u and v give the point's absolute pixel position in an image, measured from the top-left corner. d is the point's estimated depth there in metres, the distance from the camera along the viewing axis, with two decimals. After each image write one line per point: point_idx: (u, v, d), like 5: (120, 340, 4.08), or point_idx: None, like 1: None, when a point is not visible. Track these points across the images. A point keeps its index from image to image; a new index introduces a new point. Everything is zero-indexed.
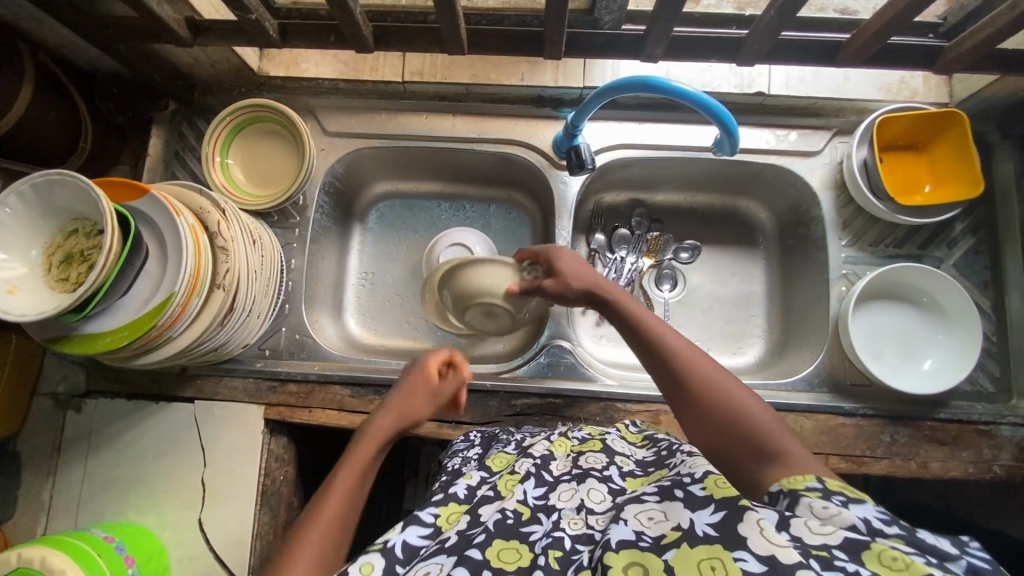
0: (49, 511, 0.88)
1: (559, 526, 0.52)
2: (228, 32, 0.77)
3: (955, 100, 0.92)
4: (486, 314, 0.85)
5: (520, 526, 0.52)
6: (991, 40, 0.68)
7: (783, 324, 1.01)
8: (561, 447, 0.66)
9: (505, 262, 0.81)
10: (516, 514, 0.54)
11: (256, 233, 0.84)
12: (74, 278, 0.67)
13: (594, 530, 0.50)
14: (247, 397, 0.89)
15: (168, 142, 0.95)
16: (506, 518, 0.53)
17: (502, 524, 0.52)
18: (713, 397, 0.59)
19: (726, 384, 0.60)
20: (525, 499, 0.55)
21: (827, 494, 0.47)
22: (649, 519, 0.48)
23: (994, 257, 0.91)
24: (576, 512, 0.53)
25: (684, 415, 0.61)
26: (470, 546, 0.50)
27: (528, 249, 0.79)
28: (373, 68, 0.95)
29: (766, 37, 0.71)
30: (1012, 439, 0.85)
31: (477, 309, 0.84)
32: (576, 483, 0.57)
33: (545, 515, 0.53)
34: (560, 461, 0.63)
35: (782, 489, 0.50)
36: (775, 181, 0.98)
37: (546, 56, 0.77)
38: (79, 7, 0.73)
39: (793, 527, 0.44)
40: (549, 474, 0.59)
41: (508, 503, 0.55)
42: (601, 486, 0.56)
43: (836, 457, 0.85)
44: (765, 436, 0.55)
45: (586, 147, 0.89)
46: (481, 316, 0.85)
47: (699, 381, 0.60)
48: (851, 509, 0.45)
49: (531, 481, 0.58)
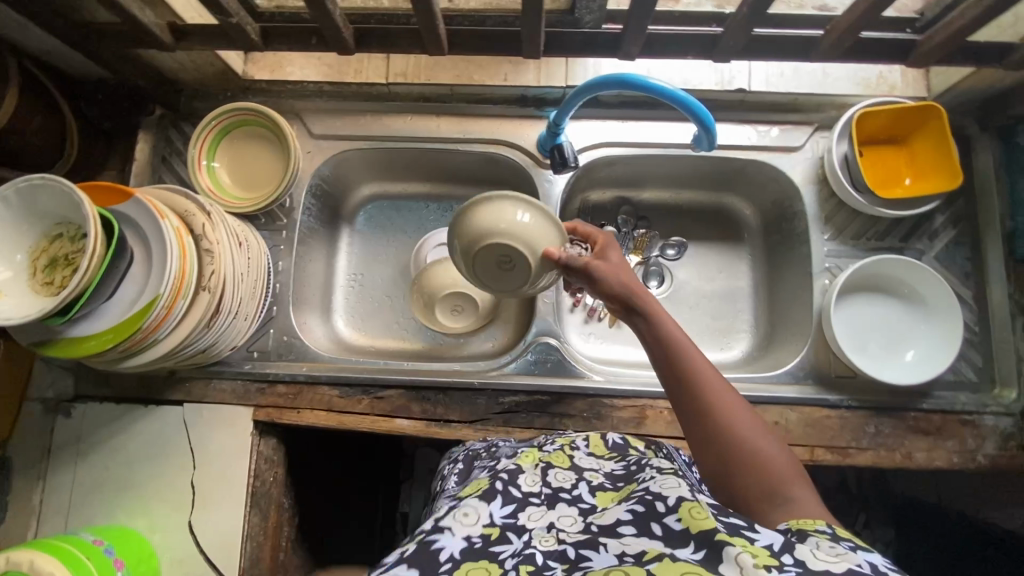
0: (39, 516, 0.88)
1: (531, 545, 0.51)
2: (211, 37, 0.77)
3: (934, 94, 0.94)
4: (497, 268, 0.77)
5: (489, 547, 0.51)
6: (960, 33, 0.69)
7: (770, 319, 1.02)
8: (527, 459, 0.66)
9: (551, 222, 0.74)
10: (483, 536, 0.52)
11: (242, 236, 0.84)
12: (59, 282, 0.67)
13: (565, 547, 0.50)
14: (236, 399, 0.90)
15: (155, 146, 0.96)
16: (474, 543, 0.51)
17: (469, 549, 0.50)
18: (735, 430, 0.57)
19: (750, 420, 0.57)
20: (493, 520, 0.54)
21: (836, 538, 0.47)
22: (627, 543, 0.48)
23: (975, 248, 0.92)
24: (546, 530, 0.53)
25: (698, 441, 0.58)
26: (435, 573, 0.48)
27: (584, 226, 0.76)
28: (357, 70, 0.97)
29: (740, 34, 0.72)
30: (996, 428, 0.86)
31: (493, 254, 0.75)
32: (546, 506, 0.57)
33: (515, 535, 0.53)
34: (528, 474, 0.62)
35: (791, 528, 0.50)
36: (758, 176, 0.99)
37: (526, 55, 0.78)
38: (63, 14, 0.74)
39: (798, 551, 0.43)
40: (519, 489, 0.58)
41: (475, 525, 0.53)
42: (571, 511, 0.56)
43: (821, 449, 0.86)
44: (785, 484, 0.54)
45: (569, 146, 0.90)
46: (489, 270, 0.77)
47: (723, 412, 0.58)
48: (858, 553, 0.44)
49: (499, 500, 0.56)
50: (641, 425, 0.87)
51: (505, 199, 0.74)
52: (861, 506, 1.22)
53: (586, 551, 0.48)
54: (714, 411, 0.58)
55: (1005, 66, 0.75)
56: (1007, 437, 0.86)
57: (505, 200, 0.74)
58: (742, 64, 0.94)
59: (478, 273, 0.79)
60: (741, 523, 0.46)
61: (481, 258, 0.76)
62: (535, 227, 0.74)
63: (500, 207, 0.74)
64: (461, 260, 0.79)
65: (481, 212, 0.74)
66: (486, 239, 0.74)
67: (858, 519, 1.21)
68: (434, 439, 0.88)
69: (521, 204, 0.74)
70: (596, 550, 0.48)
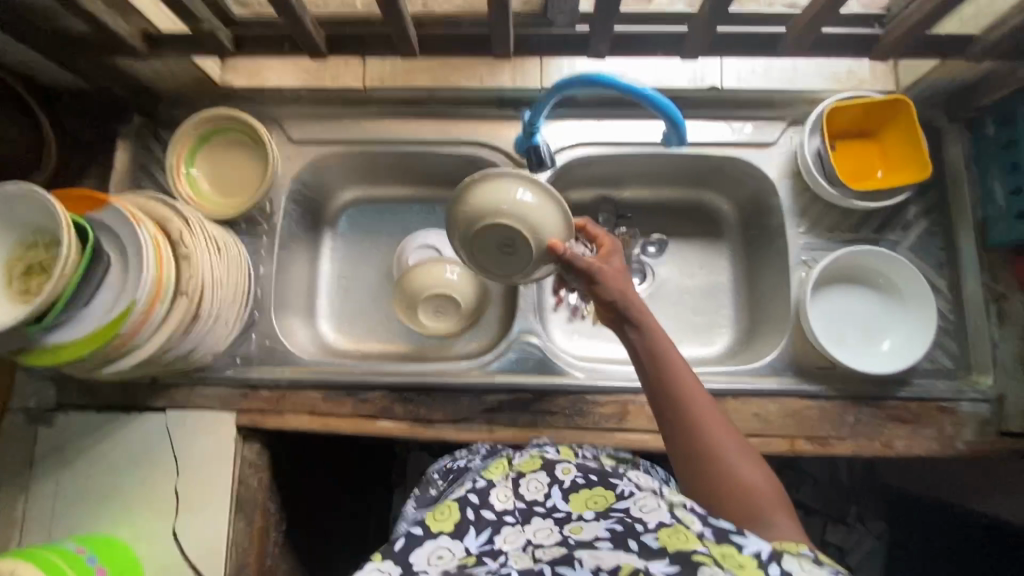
0: (22, 528, 0.88)
1: (507, 563, 0.54)
2: (187, 45, 0.78)
3: (902, 87, 0.95)
4: (498, 251, 0.76)
5: (465, 569, 0.54)
6: (918, 25, 0.71)
7: (751, 314, 1.03)
8: (496, 471, 0.71)
9: (557, 208, 0.74)
10: (461, 562, 0.56)
11: (222, 242, 0.84)
12: (34, 290, 0.68)
13: (543, 564, 0.50)
14: (219, 404, 0.90)
15: (134, 155, 0.95)
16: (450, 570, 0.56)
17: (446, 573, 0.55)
18: (719, 448, 0.62)
19: (733, 440, 0.63)
20: (469, 550, 0.59)
21: (819, 562, 0.52)
22: (602, 557, 0.49)
23: (948, 238, 0.93)
24: (523, 549, 0.57)
25: (689, 464, 0.62)
26: None
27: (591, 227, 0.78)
28: (334, 76, 0.96)
29: (706, 30, 0.73)
30: (973, 414, 0.87)
31: (495, 234, 0.75)
32: (522, 523, 0.61)
33: (490, 557, 0.57)
34: (500, 490, 0.67)
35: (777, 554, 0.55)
36: (733, 173, 1.00)
37: (498, 56, 0.80)
38: (36, 24, 0.75)
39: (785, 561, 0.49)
40: (491, 511, 0.63)
41: (452, 558, 0.58)
42: (548, 521, 0.60)
43: (802, 440, 0.87)
44: (762, 503, 0.59)
45: (545, 146, 0.90)
46: (490, 253, 0.77)
47: (709, 431, 0.62)
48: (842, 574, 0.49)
49: (472, 531, 0.61)
50: (623, 421, 0.88)
51: (510, 178, 0.74)
52: (852, 499, 1.21)
53: (563, 567, 0.49)
54: (700, 428, 0.63)
55: (966, 57, 0.77)
56: (984, 423, 0.87)
57: (508, 179, 0.74)
58: (714, 61, 0.94)
59: (480, 257, 0.78)
60: (730, 527, 0.52)
61: (485, 240, 0.76)
62: (539, 208, 0.74)
63: (504, 185, 0.74)
64: (462, 243, 0.78)
65: (485, 189, 0.75)
66: (490, 217, 0.74)
67: (851, 512, 1.20)
68: (417, 439, 0.89)
69: (524, 184, 0.75)
70: (572, 565, 0.49)
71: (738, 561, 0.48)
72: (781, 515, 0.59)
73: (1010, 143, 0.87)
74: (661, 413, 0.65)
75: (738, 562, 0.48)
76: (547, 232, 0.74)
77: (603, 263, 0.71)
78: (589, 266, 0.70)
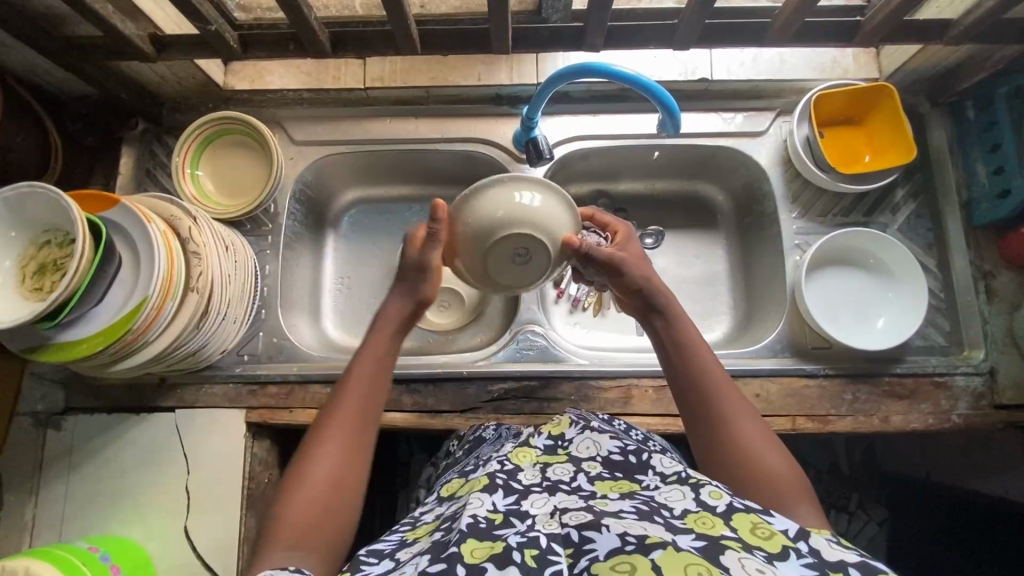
0: (34, 529, 0.87)
1: (535, 528, 0.48)
2: (191, 46, 0.81)
3: (885, 74, 0.98)
4: (511, 260, 0.74)
5: (493, 530, 0.49)
6: (896, 12, 0.74)
7: (747, 299, 1.05)
8: (524, 458, 0.63)
9: (559, 203, 0.73)
10: (488, 519, 0.50)
11: (230, 242, 0.86)
12: (48, 286, 0.69)
13: (569, 529, 0.46)
14: (228, 402, 0.91)
15: (139, 160, 0.97)
16: (478, 523, 0.49)
17: (475, 527, 0.49)
18: (741, 433, 0.61)
19: (757, 428, 0.62)
20: (496, 507, 0.52)
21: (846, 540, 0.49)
22: (629, 525, 0.45)
23: (936, 219, 0.96)
24: (550, 515, 0.50)
25: (710, 443, 0.62)
26: (447, 547, 0.47)
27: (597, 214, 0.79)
28: (336, 77, 0.98)
29: (695, 23, 0.76)
30: (966, 388, 0.89)
31: (507, 247, 0.73)
32: (548, 493, 0.55)
33: (519, 519, 0.50)
34: (528, 471, 0.59)
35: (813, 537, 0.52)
36: (726, 162, 1.03)
37: (496, 52, 0.82)
38: (46, 30, 0.76)
39: (812, 538, 0.46)
40: (519, 482, 0.57)
41: (479, 509, 0.52)
42: (573, 496, 0.54)
43: (802, 418, 0.88)
44: (788, 493, 0.57)
45: (543, 139, 0.93)
46: (504, 265, 0.75)
47: (731, 415, 0.63)
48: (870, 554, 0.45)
49: (500, 492, 0.55)
50: (627, 406, 0.89)
51: (505, 180, 0.72)
52: (853, 486, 1.19)
53: (589, 532, 0.45)
54: (722, 411, 0.63)
55: (945, 41, 0.81)
56: (978, 397, 0.89)
57: (505, 184, 0.72)
58: (703, 54, 0.98)
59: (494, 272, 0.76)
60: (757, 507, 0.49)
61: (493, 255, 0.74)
62: (544, 208, 0.72)
63: (502, 192, 0.72)
64: (470, 262, 0.75)
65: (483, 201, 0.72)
66: (496, 229, 0.71)
67: (852, 500, 1.17)
68: (425, 430, 0.90)
69: (522, 184, 0.72)
70: (600, 530, 0.45)
71: (765, 530, 0.46)
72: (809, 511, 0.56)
73: (989, 126, 0.92)
74: (683, 397, 0.66)
75: (765, 528, 0.46)
76: (556, 232, 0.73)
77: (620, 250, 0.73)
78: (610, 256, 0.71)
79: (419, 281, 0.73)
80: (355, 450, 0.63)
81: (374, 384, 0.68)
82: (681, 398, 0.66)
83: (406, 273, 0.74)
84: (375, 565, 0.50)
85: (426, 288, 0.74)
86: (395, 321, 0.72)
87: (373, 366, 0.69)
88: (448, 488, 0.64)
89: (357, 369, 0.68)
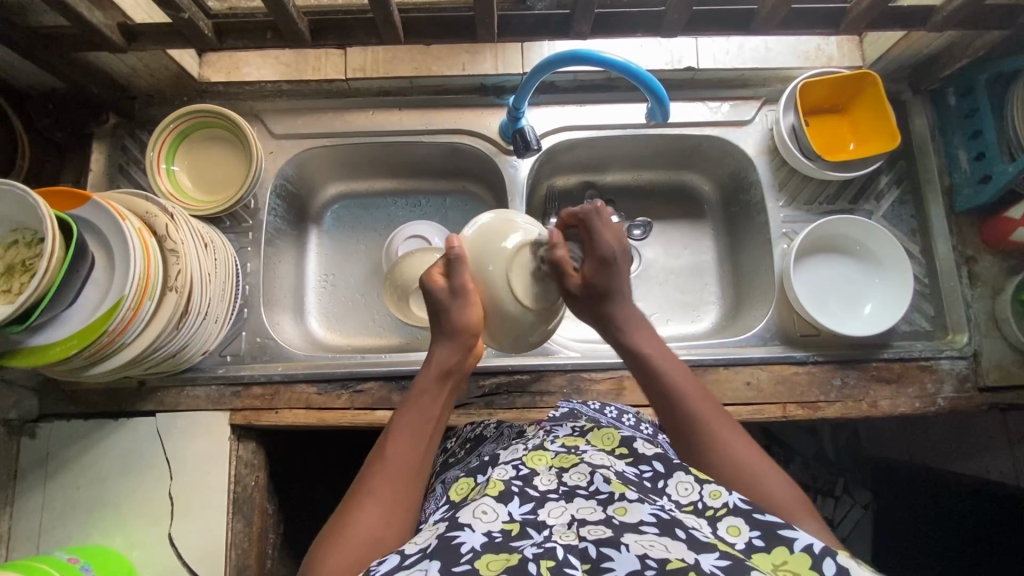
0: (9, 542, 0.84)
1: (552, 539, 0.48)
2: (165, 36, 0.78)
3: (868, 62, 0.99)
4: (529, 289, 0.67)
5: (509, 542, 0.49)
6: None
7: (736, 288, 1.05)
8: (539, 461, 0.60)
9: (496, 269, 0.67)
10: (504, 531, 0.50)
11: (209, 238, 0.83)
12: (17, 288, 0.66)
13: (587, 543, 0.46)
14: (211, 404, 0.88)
15: (111, 157, 0.94)
16: (494, 537, 0.50)
17: (490, 542, 0.49)
18: (716, 433, 0.63)
19: (726, 426, 0.64)
20: (511, 516, 0.52)
21: None
22: (650, 545, 0.45)
23: (919, 205, 0.97)
24: (568, 526, 0.50)
25: (688, 437, 0.64)
26: (457, 562, 0.46)
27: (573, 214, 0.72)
28: (316, 67, 0.96)
29: (682, 7, 0.75)
30: (952, 371, 0.91)
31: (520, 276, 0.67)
32: (565, 500, 0.53)
33: (535, 530, 0.50)
34: (544, 475, 0.57)
35: None
36: (713, 151, 1.02)
37: (480, 39, 0.81)
38: (8, 18, 0.73)
39: (838, 555, 0.46)
40: (535, 488, 0.55)
41: (494, 521, 0.51)
42: (590, 502, 0.52)
43: (793, 405, 0.89)
44: (777, 503, 0.58)
45: (530, 129, 0.91)
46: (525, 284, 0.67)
47: (711, 426, 0.63)
48: None
49: (517, 500, 0.54)
50: (620, 397, 0.88)
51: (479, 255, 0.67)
52: (838, 471, 1.18)
53: (608, 548, 0.46)
54: (697, 416, 0.64)
55: (929, 27, 0.81)
56: (963, 380, 0.90)
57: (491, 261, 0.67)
58: (688, 43, 0.97)
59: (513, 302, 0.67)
60: (777, 520, 0.50)
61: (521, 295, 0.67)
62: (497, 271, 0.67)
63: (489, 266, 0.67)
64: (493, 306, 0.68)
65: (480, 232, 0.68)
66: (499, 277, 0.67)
67: (837, 485, 1.16)
68: None
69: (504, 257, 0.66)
70: (618, 548, 0.45)
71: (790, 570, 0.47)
72: (804, 518, 0.57)
73: (971, 112, 0.92)
74: (656, 401, 0.68)
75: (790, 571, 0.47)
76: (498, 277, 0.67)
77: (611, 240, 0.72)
78: (601, 248, 0.70)
79: (457, 310, 0.68)
80: (399, 503, 0.60)
81: (421, 432, 0.66)
82: (659, 407, 0.67)
83: (440, 313, 0.70)
84: (382, 562, 0.50)
85: (463, 316, 0.69)
86: (441, 365, 0.70)
87: (421, 414, 0.67)
88: (455, 493, 0.61)
89: (409, 413, 0.67)
